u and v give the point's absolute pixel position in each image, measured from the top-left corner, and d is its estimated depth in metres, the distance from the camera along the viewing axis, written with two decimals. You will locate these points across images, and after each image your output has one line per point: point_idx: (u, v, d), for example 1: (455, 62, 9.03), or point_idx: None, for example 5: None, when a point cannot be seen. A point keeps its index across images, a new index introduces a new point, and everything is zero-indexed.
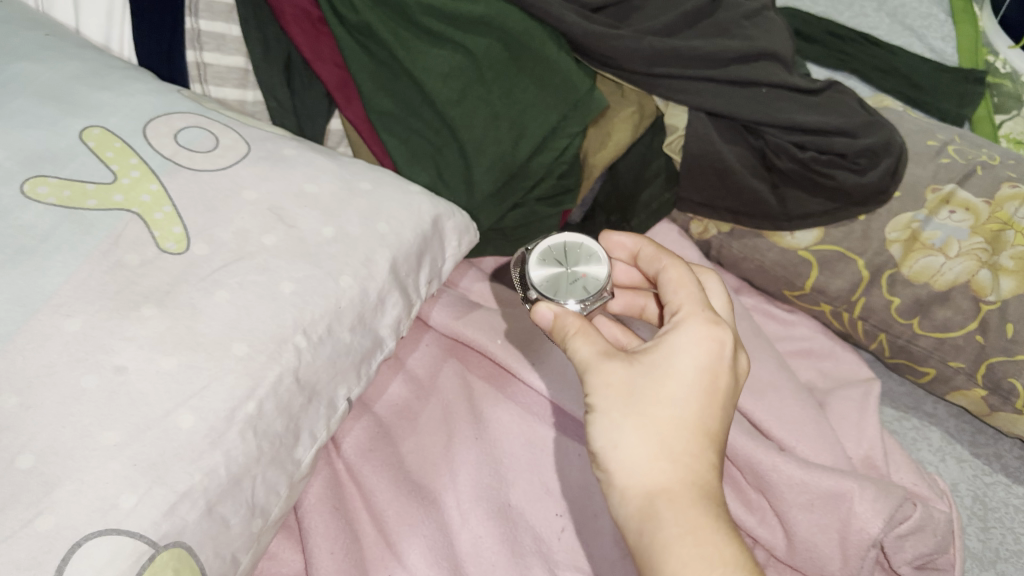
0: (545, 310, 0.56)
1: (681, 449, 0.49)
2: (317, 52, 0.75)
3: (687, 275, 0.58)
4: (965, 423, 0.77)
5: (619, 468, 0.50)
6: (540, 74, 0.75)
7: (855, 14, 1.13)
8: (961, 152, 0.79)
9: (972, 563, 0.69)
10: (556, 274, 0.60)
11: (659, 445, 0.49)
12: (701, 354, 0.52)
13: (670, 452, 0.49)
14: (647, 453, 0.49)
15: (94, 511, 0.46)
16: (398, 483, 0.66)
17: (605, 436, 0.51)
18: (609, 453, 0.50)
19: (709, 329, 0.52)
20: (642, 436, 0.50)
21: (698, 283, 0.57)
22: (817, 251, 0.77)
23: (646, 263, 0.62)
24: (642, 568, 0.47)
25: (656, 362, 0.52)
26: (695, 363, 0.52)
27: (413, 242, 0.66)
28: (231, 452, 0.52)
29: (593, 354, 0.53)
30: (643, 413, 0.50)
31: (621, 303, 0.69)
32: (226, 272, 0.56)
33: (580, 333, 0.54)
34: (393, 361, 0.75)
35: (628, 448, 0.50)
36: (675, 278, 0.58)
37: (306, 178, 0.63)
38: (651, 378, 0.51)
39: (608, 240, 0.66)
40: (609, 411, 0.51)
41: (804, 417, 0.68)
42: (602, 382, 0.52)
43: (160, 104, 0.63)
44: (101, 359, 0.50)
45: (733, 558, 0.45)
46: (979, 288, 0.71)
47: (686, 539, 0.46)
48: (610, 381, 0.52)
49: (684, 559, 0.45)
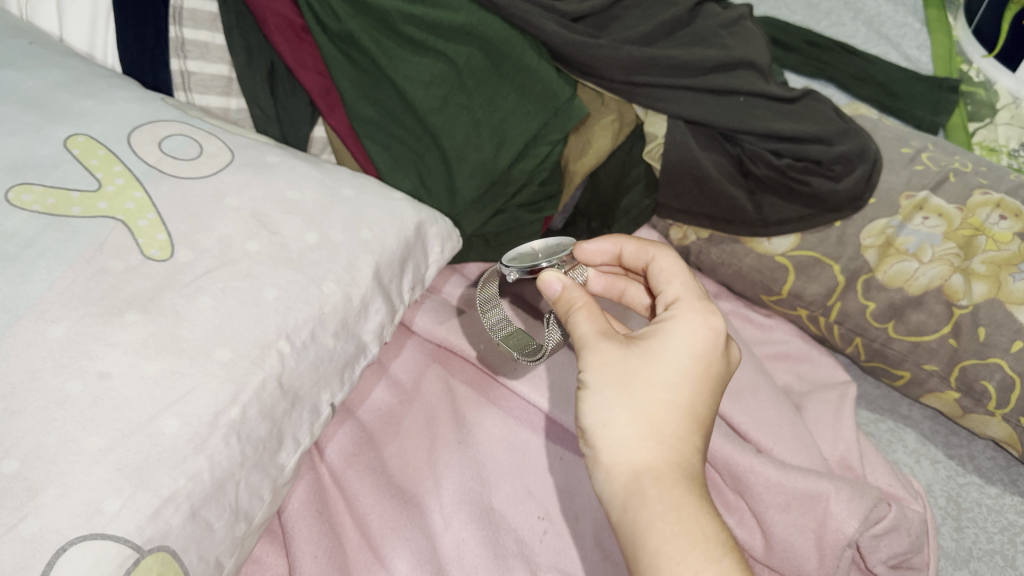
0: (554, 280, 0.59)
1: (670, 431, 0.50)
2: (300, 60, 0.75)
3: (682, 268, 0.60)
4: (939, 425, 0.79)
5: (608, 445, 0.50)
6: (521, 82, 0.76)
7: (833, 23, 1.15)
8: (935, 159, 0.81)
9: (946, 562, 0.69)
10: (522, 254, 0.67)
11: (648, 425, 0.50)
12: (697, 340, 0.53)
13: (659, 433, 0.50)
14: (637, 432, 0.50)
15: (78, 516, 0.47)
16: (381, 487, 0.66)
17: (596, 413, 0.52)
18: (598, 431, 0.51)
19: (704, 319, 0.54)
20: (634, 416, 0.50)
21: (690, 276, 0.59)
22: (794, 257, 0.78)
23: (631, 260, 0.64)
24: (624, 544, 0.48)
25: (650, 346, 0.53)
26: (688, 350, 0.53)
27: (397, 249, 0.67)
28: (214, 457, 0.52)
29: (592, 332, 0.55)
30: (636, 393, 0.51)
31: (601, 285, 0.71)
32: (210, 278, 0.56)
33: (585, 308, 0.57)
34: (377, 367, 0.76)
35: (617, 426, 0.50)
36: (672, 269, 0.60)
37: (289, 185, 0.64)
38: (645, 360, 0.52)
39: (583, 251, 0.67)
40: (603, 388, 0.52)
41: (780, 419, 0.69)
42: (598, 360, 0.53)
43: (144, 113, 0.63)
44: (85, 365, 0.50)
45: (714, 536, 0.46)
46: (952, 292, 0.72)
47: (669, 516, 0.46)
48: (606, 360, 0.53)
49: (666, 534, 0.46)
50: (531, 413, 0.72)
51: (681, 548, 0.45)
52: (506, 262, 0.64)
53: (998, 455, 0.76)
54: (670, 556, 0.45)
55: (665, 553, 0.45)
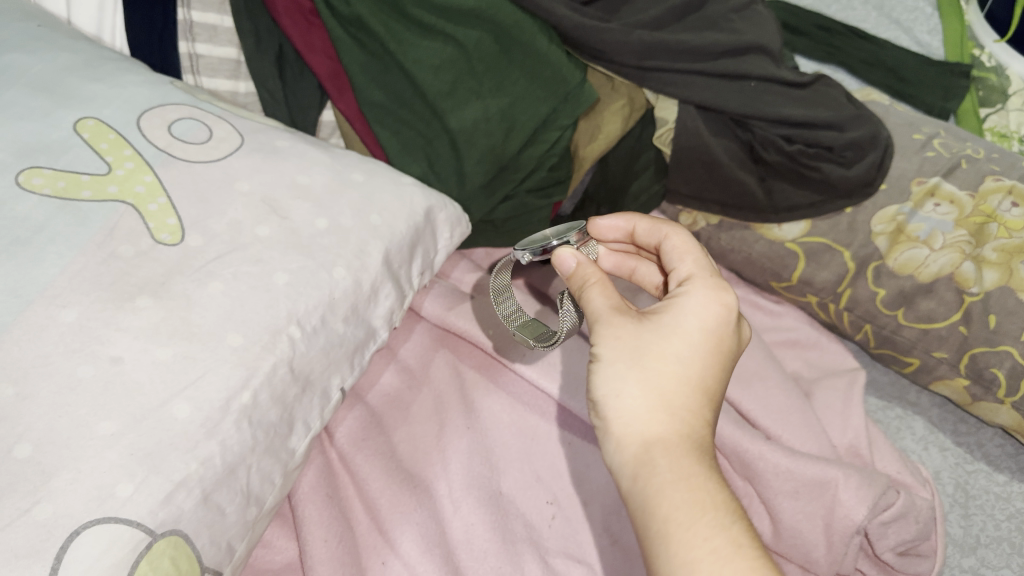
0: (568, 257, 0.59)
1: (681, 404, 0.50)
2: (308, 43, 0.75)
3: (692, 244, 0.59)
4: (948, 413, 0.79)
5: (618, 416, 0.51)
6: (532, 66, 0.75)
7: (843, 7, 1.14)
8: (947, 145, 0.80)
9: (954, 549, 0.70)
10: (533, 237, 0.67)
11: (659, 398, 0.50)
12: (708, 315, 0.53)
13: (669, 405, 0.50)
14: (647, 402, 0.50)
15: (91, 500, 0.47)
16: (390, 471, 0.66)
17: (607, 385, 0.52)
18: (609, 402, 0.51)
19: (714, 295, 0.54)
20: (644, 388, 0.50)
21: (702, 252, 0.59)
22: (804, 243, 0.77)
23: (644, 236, 0.64)
24: (633, 513, 0.48)
25: (661, 320, 0.53)
26: (700, 324, 0.53)
27: (407, 234, 0.66)
28: (226, 442, 0.53)
29: (604, 305, 0.55)
30: (647, 366, 0.51)
31: (611, 264, 0.71)
32: (220, 263, 0.56)
33: (598, 282, 0.57)
34: (385, 352, 0.76)
35: (628, 397, 0.50)
36: (683, 246, 0.60)
37: (299, 170, 0.63)
38: (657, 335, 0.52)
39: (595, 226, 0.68)
40: (614, 361, 0.52)
41: (789, 406, 0.69)
42: (610, 333, 0.53)
43: (154, 96, 0.63)
44: (97, 350, 0.50)
45: (723, 504, 0.46)
46: (963, 279, 0.72)
47: (679, 484, 0.47)
48: (618, 333, 0.53)
49: (675, 502, 0.46)
50: (539, 399, 0.72)
51: (691, 517, 0.45)
52: (517, 246, 0.64)
53: (1007, 443, 0.76)
54: (679, 524, 0.45)
55: (675, 520, 0.46)
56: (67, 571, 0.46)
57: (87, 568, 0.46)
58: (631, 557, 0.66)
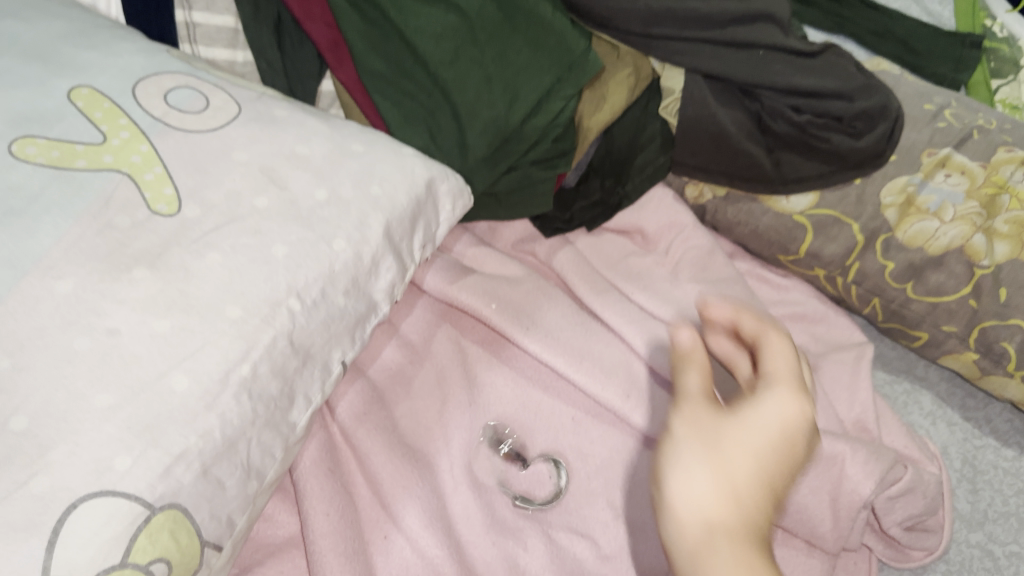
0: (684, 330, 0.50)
1: (754, 500, 0.42)
2: (307, 10, 0.73)
3: (797, 358, 0.50)
4: (956, 386, 0.77)
5: (685, 511, 0.42)
6: (535, 34, 0.72)
7: None
8: (958, 116, 0.78)
9: (961, 524, 0.70)
10: None
11: (732, 491, 0.42)
12: (790, 417, 0.46)
13: (742, 502, 0.42)
14: (713, 486, 0.42)
15: (89, 474, 0.46)
16: (392, 445, 0.65)
17: (676, 478, 0.42)
18: (675, 493, 0.42)
19: (802, 390, 0.46)
20: (716, 478, 0.42)
21: (799, 363, 0.50)
22: (812, 216, 0.76)
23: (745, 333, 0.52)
24: None
25: (741, 411, 0.46)
26: (780, 418, 0.46)
27: (407, 207, 0.65)
28: (225, 415, 0.52)
29: (694, 390, 0.46)
30: (723, 454, 0.43)
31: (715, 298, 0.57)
32: (218, 234, 0.55)
33: (690, 363, 0.48)
34: (388, 326, 0.74)
35: (696, 483, 0.42)
36: (784, 356, 0.50)
37: (298, 140, 0.62)
38: (735, 429, 0.44)
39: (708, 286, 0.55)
40: (685, 447, 0.43)
41: (797, 380, 0.69)
42: (686, 420, 0.45)
43: (149, 65, 0.62)
44: (93, 322, 0.50)
45: None
46: (973, 253, 0.71)
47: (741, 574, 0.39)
48: (693, 418, 0.45)
49: None
50: (542, 372, 0.72)
51: None
52: None
53: (1015, 418, 0.75)
54: None
55: None
56: (66, 544, 0.45)
57: (86, 541, 0.46)
58: (635, 531, 0.65)
